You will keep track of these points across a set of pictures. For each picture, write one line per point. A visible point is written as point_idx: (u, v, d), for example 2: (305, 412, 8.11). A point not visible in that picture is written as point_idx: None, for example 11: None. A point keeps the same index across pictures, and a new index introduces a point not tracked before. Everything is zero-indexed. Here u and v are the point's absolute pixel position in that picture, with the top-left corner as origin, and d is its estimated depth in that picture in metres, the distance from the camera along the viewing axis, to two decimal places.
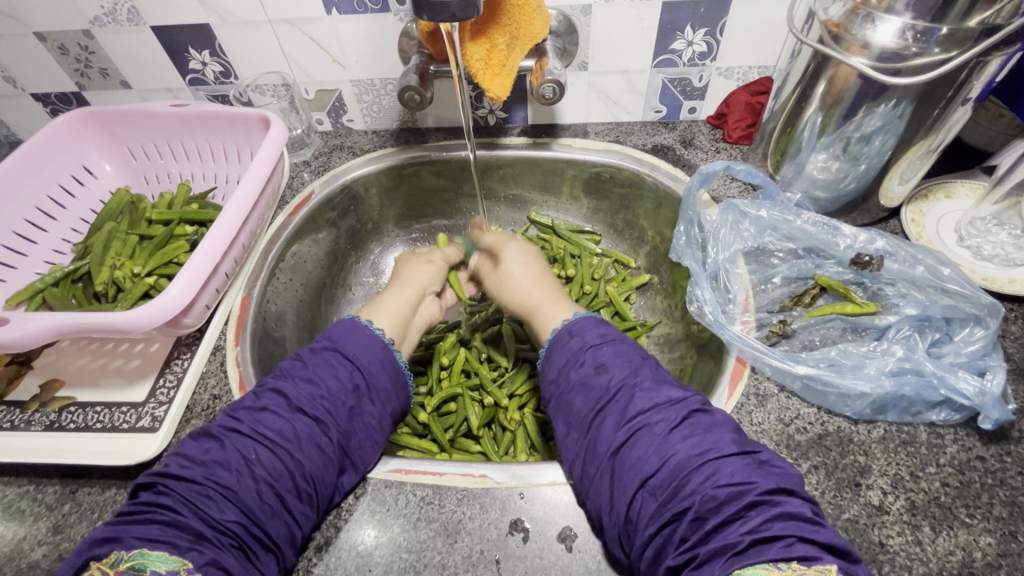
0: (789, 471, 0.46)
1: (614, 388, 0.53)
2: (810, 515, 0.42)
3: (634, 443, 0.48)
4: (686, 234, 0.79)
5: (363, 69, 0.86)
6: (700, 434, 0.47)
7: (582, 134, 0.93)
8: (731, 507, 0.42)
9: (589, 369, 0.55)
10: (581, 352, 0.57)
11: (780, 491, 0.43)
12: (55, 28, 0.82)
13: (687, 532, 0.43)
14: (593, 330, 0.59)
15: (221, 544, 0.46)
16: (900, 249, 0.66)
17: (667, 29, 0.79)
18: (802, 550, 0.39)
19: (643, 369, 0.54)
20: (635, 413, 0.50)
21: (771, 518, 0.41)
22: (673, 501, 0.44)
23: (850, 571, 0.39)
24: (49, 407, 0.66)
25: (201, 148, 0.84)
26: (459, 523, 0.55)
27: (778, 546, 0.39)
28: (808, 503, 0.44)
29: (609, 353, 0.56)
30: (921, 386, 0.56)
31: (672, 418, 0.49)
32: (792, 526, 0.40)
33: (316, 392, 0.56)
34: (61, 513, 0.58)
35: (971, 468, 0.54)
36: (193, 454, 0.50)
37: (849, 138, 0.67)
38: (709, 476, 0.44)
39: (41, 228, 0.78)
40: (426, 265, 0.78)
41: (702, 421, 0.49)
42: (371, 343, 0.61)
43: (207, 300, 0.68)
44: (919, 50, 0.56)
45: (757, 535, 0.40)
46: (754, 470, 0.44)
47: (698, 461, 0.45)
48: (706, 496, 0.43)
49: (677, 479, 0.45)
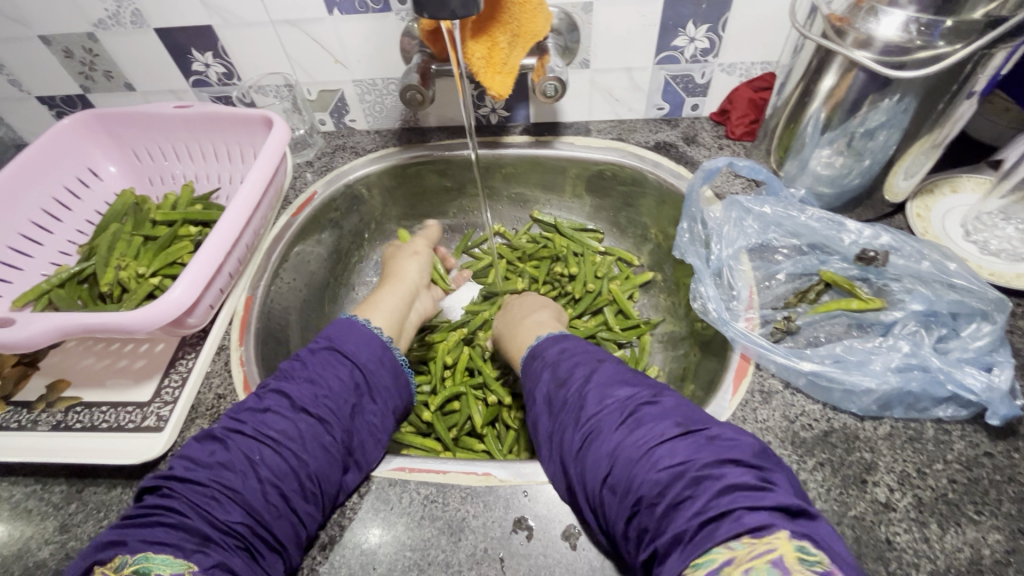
0: (739, 442, 0.45)
1: (575, 394, 0.55)
2: (756, 482, 0.41)
3: (590, 445, 0.50)
4: (690, 231, 0.78)
5: (365, 69, 0.86)
6: (647, 423, 0.48)
7: (585, 132, 0.92)
8: (677, 488, 0.42)
9: (551, 383, 0.58)
10: (542, 370, 0.61)
11: (719, 465, 0.43)
12: (59, 32, 0.83)
13: (648, 523, 0.43)
14: (552, 347, 0.63)
15: (227, 545, 0.46)
16: (905, 244, 0.66)
17: (669, 26, 0.78)
18: (752, 521, 0.38)
19: (597, 371, 0.56)
20: (587, 417, 0.52)
21: (716, 495, 0.40)
22: (629, 493, 0.44)
23: (807, 531, 0.38)
24: (55, 407, 0.66)
25: (205, 149, 0.84)
26: (463, 521, 0.54)
27: (727, 524, 0.38)
28: (756, 470, 0.43)
29: (568, 363, 0.59)
30: (928, 381, 0.55)
31: (619, 415, 0.50)
32: (741, 498, 0.39)
33: (318, 392, 0.56)
34: (68, 512, 0.58)
35: (979, 464, 0.53)
36: (198, 456, 0.50)
37: (853, 133, 0.67)
38: (654, 462, 0.44)
39: (46, 229, 0.79)
40: (415, 261, 0.84)
41: (650, 411, 0.49)
42: (370, 343, 0.64)
43: (211, 300, 0.68)
44: (923, 43, 0.55)
45: (705, 517, 0.39)
46: (699, 449, 0.44)
47: (642, 451, 0.46)
48: (651, 483, 0.43)
49: (629, 471, 0.45)
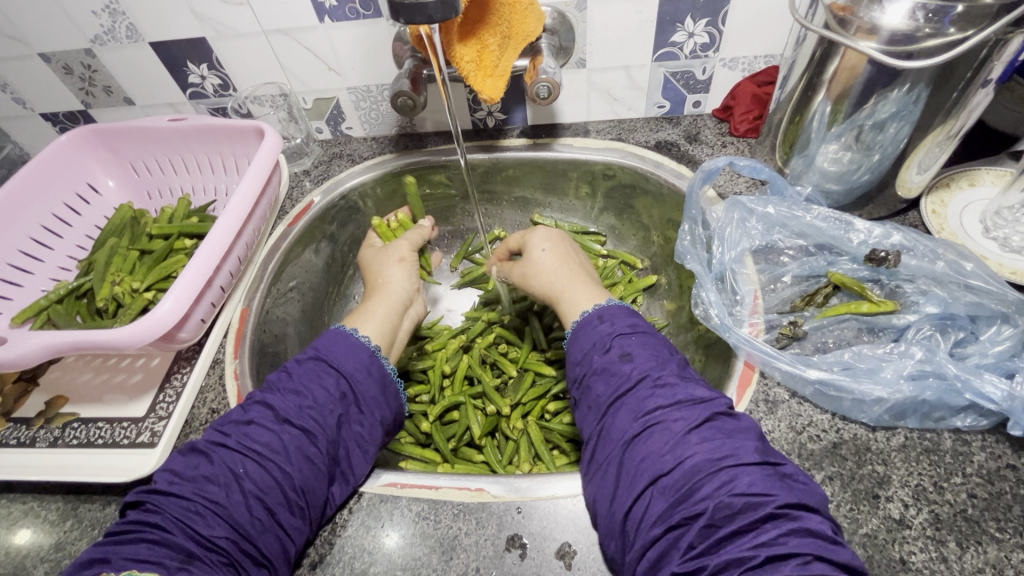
0: (812, 488, 0.44)
1: (636, 376, 0.52)
2: (830, 532, 0.40)
3: (648, 438, 0.47)
4: (691, 233, 0.75)
5: (359, 76, 0.85)
6: (722, 438, 0.46)
7: (584, 133, 0.90)
8: (747, 517, 0.40)
9: (615, 358, 0.54)
10: (609, 338, 0.56)
11: (796, 506, 0.41)
12: (57, 49, 0.83)
13: (696, 540, 0.41)
14: (623, 319, 0.58)
15: (211, 561, 0.45)
16: (918, 244, 0.62)
17: (667, 21, 0.76)
18: (819, 568, 0.37)
19: (669, 364, 0.53)
20: (656, 407, 0.49)
21: (787, 533, 0.39)
22: (684, 504, 0.43)
23: None
24: (53, 424, 0.67)
25: (200, 161, 0.84)
26: (455, 539, 0.53)
27: (794, 564, 0.38)
28: (828, 521, 0.42)
29: (636, 343, 0.55)
30: (944, 390, 0.52)
31: (693, 419, 0.47)
32: (812, 544, 0.39)
33: (302, 403, 0.55)
34: (63, 529, 0.58)
35: (1001, 478, 0.50)
36: (182, 470, 0.50)
37: (862, 126, 0.64)
38: (726, 483, 0.42)
39: (45, 245, 0.79)
40: (398, 265, 0.76)
41: (724, 426, 0.47)
42: (357, 351, 0.60)
43: (203, 314, 0.68)
44: (932, 31, 0.52)
45: (772, 552, 0.38)
46: (774, 482, 0.42)
47: (716, 467, 0.43)
48: (721, 504, 0.41)
49: (691, 482, 0.43)
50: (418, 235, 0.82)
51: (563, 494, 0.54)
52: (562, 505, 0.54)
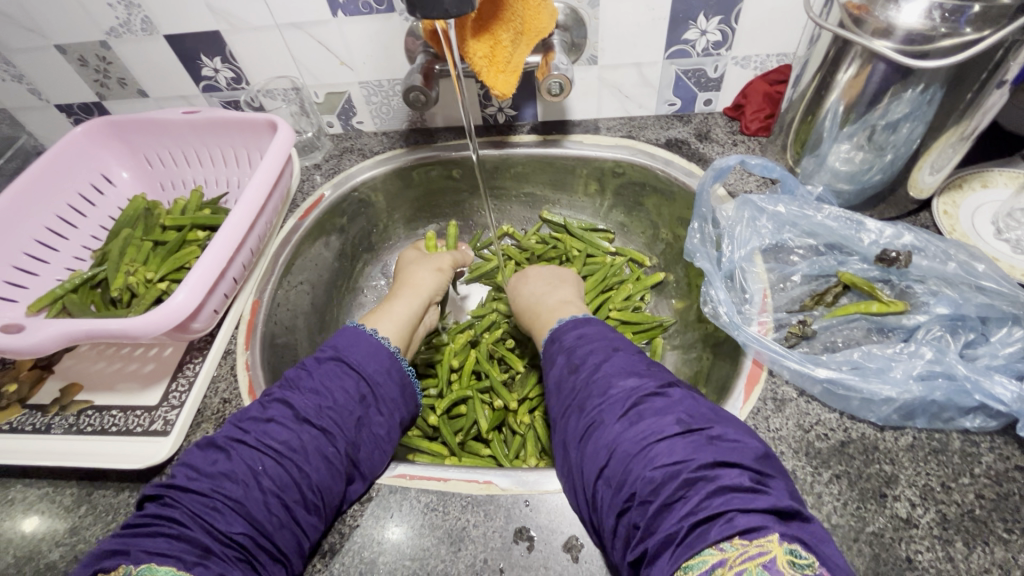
0: (743, 445, 0.43)
1: (580, 381, 0.53)
2: (749, 483, 0.40)
3: (591, 435, 0.49)
4: (700, 231, 0.75)
5: (371, 71, 0.86)
6: (647, 418, 0.46)
7: (594, 130, 0.90)
8: (671, 487, 0.41)
9: (564, 369, 0.56)
10: (558, 352, 0.59)
11: (716, 466, 0.41)
12: (73, 40, 0.84)
13: (638, 519, 0.42)
14: (571, 330, 0.60)
15: (227, 557, 0.46)
16: (929, 244, 0.62)
17: (679, 19, 0.76)
18: (744, 523, 0.37)
19: (605, 362, 0.54)
20: (592, 405, 0.50)
21: (709, 496, 0.39)
22: (623, 489, 0.43)
23: (802, 538, 0.37)
24: (67, 411, 0.68)
25: (213, 154, 0.85)
26: (463, 530, 0.53)
27: (720, 525, 0.37)
28: (752, 472, 0.41)
29: (581, 350, 0.56)
30: (953, 391, 0.52)
31: (619, 407, 0.48)
32: (734, 500, 0.38)
33: (322, 403, 0.55)
34: (78, 514, 0.59)
35: (1010, 479, 0.50)
36: (201, 466, 0.50)
37: (875, 126, 0.63)
38: (650, 459, 0.43)
39: (61, 235, 0.80)
40: (433, 272, 0.78)
41: (653, 405, 0.48)
42: (377, 354, 0.62)
43: (216, 304, 0.69)
44: (948, 30, 0.52)
45: (698, 518, 0.38)
46: (699, 447, 0.43)
47: (642, 446, 0.44)
48: (645, 480, 0.42)
49: (625, 466, 0.44)
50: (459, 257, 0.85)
51: None
52: (570, 499, 0.54)
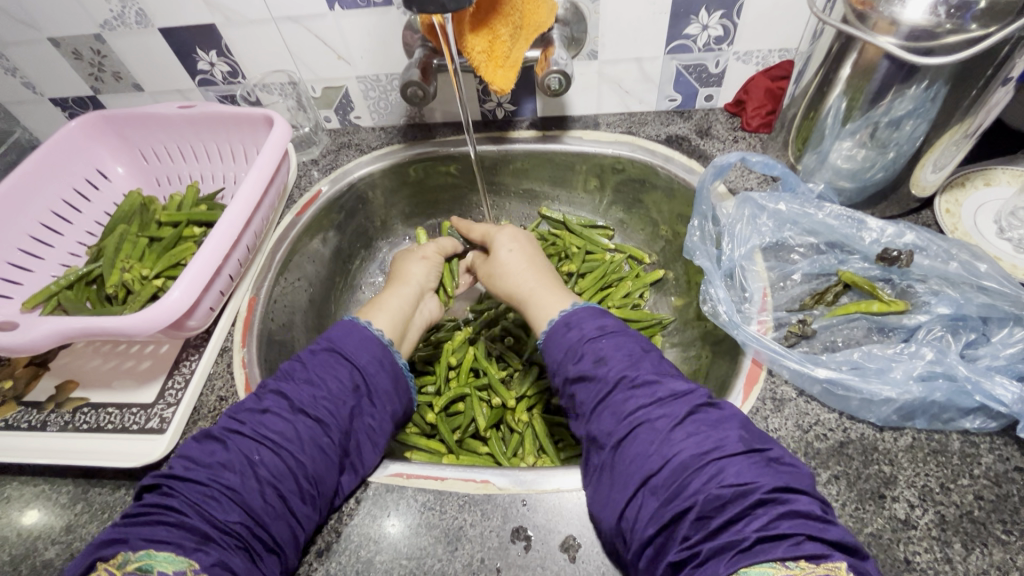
0: (799, 470, 0.44)
1: (613, 380, 0.52)
2: (819, 512, 0.41)
3: (634, 439, 0.48)
4: (700, 229, 0.74)
5: (368, 65, 0.85)
6: (705, 429, 0.46)
7: (594, 125, 0.89)
8: (736, 506, 0.41)
9: (588, 363, 0.54)
10: (580, 345, 0.56)
11: (784, 490, 0.41)
12: (66, 34, 0.83)
13: (689, 532, 0.41)
14: (591, 321, 0.58)
15: (227, 544, 0.45)
16: (931, 243, 0.62)
17: (680, 13, 0.75)
18: (811, 548, 0.38)
19: (643, 362, 0.53)
20: (635, 408, 0.49)
21: (777, 518, 0.39)
22: (676, 500, 0.43)
23: (860, 569, 0.38)
24: (63, 408, 0.67)
25: (209, 149, 0.84)
26: (460, 530, 0.53)
27: (786, 547, 0.38)
28: (817, 501, 0.42)
29: (609, 345, 0.55)
30: (953, 391, 0.52)
31: (676, 414, 0.47)
32: (802, 525, 0.39)
33: (317, 393, 0.55)
34: (74, 512, 0.59)
35: (1009, 480, 0.50)
36: (198, 456, 0.50)
37: (877, 123, 0.63)
38: (714, 474, 0.42)
39: (56, 231, 0.80)
40: (420, 261, 0.79)
41: (708, 416, 0.47)
42: (370, 344, 0.61)
43: (211, 302, 0.69)
44: (953, 26, 0.51)
45: (763, 536, 0.39)
46: (761, 468, 0.43)
47: (702, 460, 0.43)
48: (710, 495, 0.41)
49: (680, 477, 0.44)
50: (447, 242, 0.84)
51: (568, 487, 0.55)
52: (567, 498, 0.54)
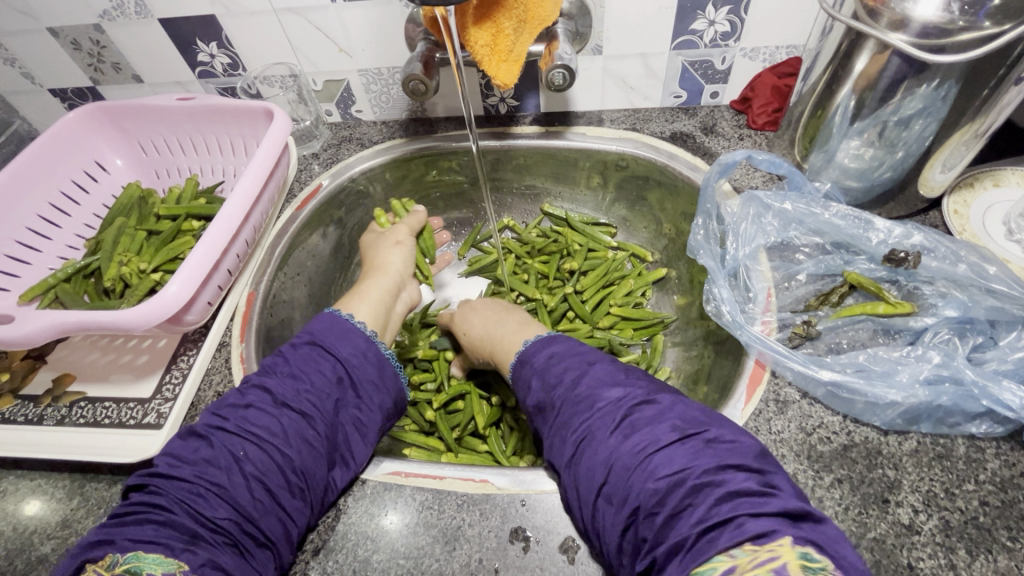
0: (739, 445, 0.43)
1: (559, 401, 0.52)
2: (757, 487, 0.39)
3: (581, 451, 0.47)
4: (704, 228, 0.73)
5: (370, 58, 0.84)
6: (641, 428, 0.45)
7: (597, 122, 0.88)
8: (677, 498, 0.40)
9: (540, 395, 0.54)
10: (531, 376, 0.57)
11: (721, 471, 0.40)
12: (66, 23, 0.82)
13: (646, 534, 0.41)
14: (540, 352, 0.58)
15: (216, 542, 0.45)
16: (940, 245, 0.61)
17: (687, 8, 0.74)
18: (754, 528, 0.36)
19: (586, 372, 0.53)
20: (579, 420, 0.49)
21: (717, 503, 0.38)
22: (625, 504, 0.42)
23: (810, 537, 0.36)
24: (60, 402, 0.67)
25: (209, 141, 0.83)
26: (458, 530, 0.53)
27: (729, 532, 0.36)
28: (759, 475, 0.41)
29: (556, 368, 0.55)
30: (960, 396, 0.51)
31: (614, 418, 0.47)
32: (742, 505, 0.38)
33: (300, 387, 0.55)
34: (70, 507, 0.58)
35: (1015, 486, 0.49)
36: (183, 454, 0.49)
37: (886, 122, 0.62)
38: (651, 471, 0.42)
39: (54, 224, 0.79)
40: (395, 247, 0.80)
41: (644, 413, 0.47)
42: (352, 336, 0.61)
43: (210, 296, 0.68)
44: (966, 24, 0.50)
45: (706, 525, 0.38)
46: (695, 454, 0.42)
47: (640, 459, 0.43)
48: (649, 493, 0.41)
49: (624, 481, 0.43)
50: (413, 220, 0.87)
51: None
52: None
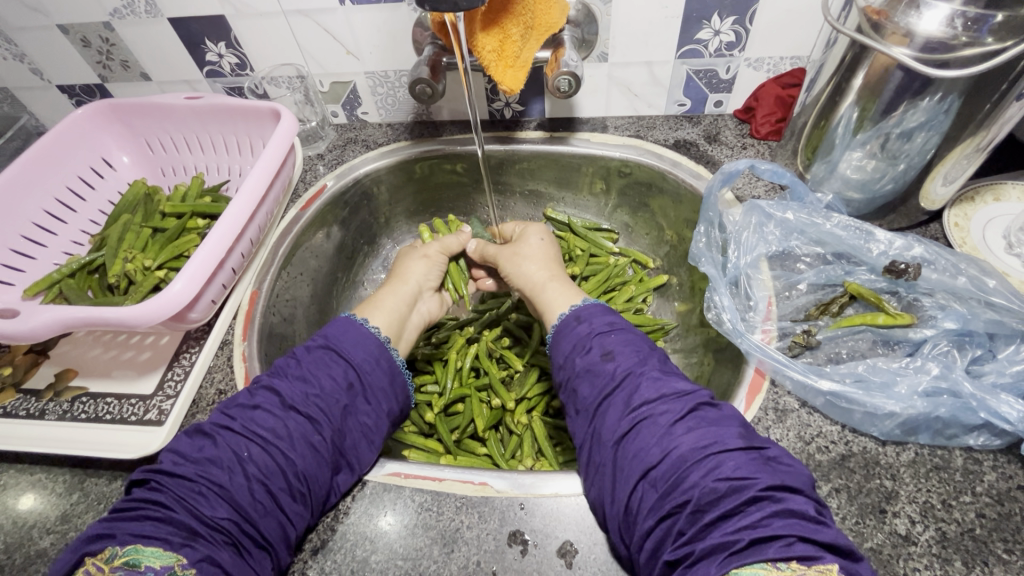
0: (797, 470, 0.44)
1: (620, 375, 0.52)
2: (814, 513, 0.40)
3: (637, 433, 0.47)
4: (706, 236, 0.74)
5: (377, 61, 0.85)
6: (705, 426, 0.46)
7: (602, 128, 0.89)
8: (731, 501, 0.40)
9: (597, 356, 0.55)
10: (589, 338, 0.56)
11: (780, 488, 0.41)
12: (75, 21, 0.83)
13: (685, 526, 0.41)
14: (601, 317, 0.58)
15: (215, 540, 0.45)
16: (940, 257, 0.61)
17: (693, 17, 0.74)
18: (802, 549, 0.37)
19: (651, 359, 0.53)
20: (641, 402, 0.49)
21: (771, 516, 0.39)
22: (672, 494, 0.43)
23: (851, 571, 0.37)
24: (62, 397, 0.67)
25: (216, 140, 0.84)
26: (456, 532, 0.53)
27: (777, 547, 0.37)
28: (812, 502, 0.42)
29: (617, 341, 0.55)
30: (958, 408, 0.51)
31: (678, 410, 0.47)
32: (795, 525, 0.38)
33: (309, 390, 0.55)
34: (70, 502, 0.59)
35: (1012, 499, 0.49)
36: (187, 451, 0.50)
37: (888, 134, 0.62)
38: (710, 469, 0.42)
39: (60, 219, 0.79)
40: (421, 260, 0.78)
41: (708, 415, 0.47)
42: (368, 343, 0.61)
43: (213, 295, 0.68)
44: (969, 39, 0.51)
45: (756, 535, 0.38)
46: (759, 465, 0.42)
47: (701, 454, 0.43)
48: (706, 489, 0.41)
49: (678, 471, 0.43)
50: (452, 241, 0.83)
51: (566, 492, 0.54)
52: (565, 504, 0.53)
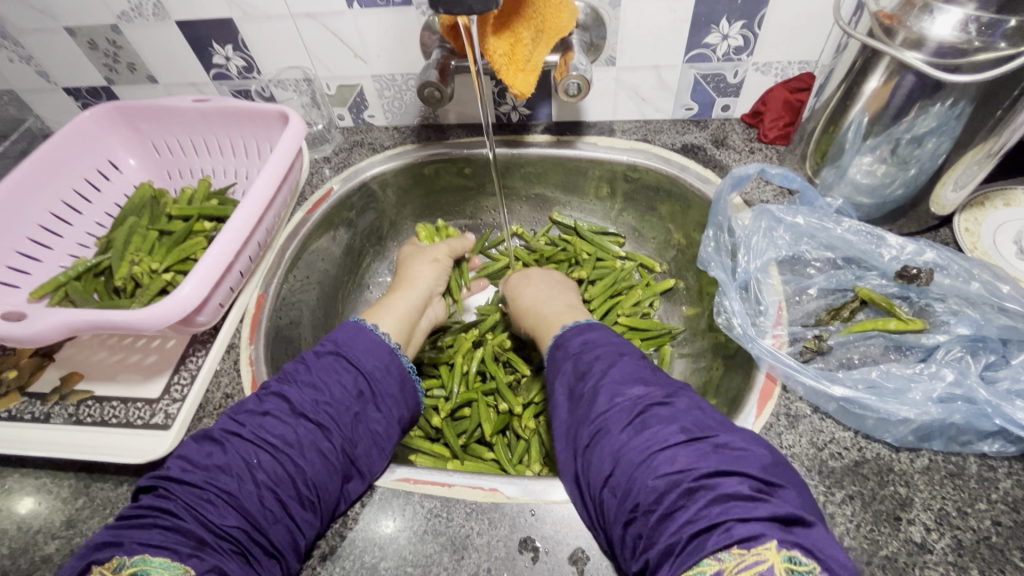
0: (751, 452, 0.42)
1: (586, 390, 0.52)
2: (750, 491, 0.39)
3: (594, 443, 0.47)
4: (715, 239, 0.74)
5: (384, 64, 0.84)
6: (651, 425, 0.45)
7: (608, 132, 0.89)
8: (672, 497, 0.40)
9: (570, 376, 0.55)
10: (563, 360, 0.57)
11: (716, 473, 0.40)
12: (83, 23, 0.83)
13: (643, 530, 0.41)
14: (575, 338, 0.58)
15: (223, 549, 0.45)
16: (952, 263, 0.61)
17: (701, 22, 0.74)
18: (742, 532, 0.36)
19: (613, 365, 0.52)
20: (597, 413, 0.49)
21: (709, 505, 0.38)
22: (626, 499, 0.43)
23: (808, 547, 0.36)
24: (67, 400, 0.67)
25: (223, 143, 0.84)
26: (467, 538, 0.52)
27: (716, 537, 0.37)
28: (760, 480, 0.40)
29: (585, 357, 0.55)
30: (973, 414, 0.51)
31: (625, 414, 0.47)
32: (733, 508, 0.37)
33: (319, 397, 0.54)
34: (75, 507, 0.58)
35: None
36: (195, 458, 0.49)
37: (899, 140, 0.63)
38: (652, 468, 0.42)
39: (66, 222, 0.79)
40: (430, 264, 0.78)
41: (658, 413, 0.46)
42: (378, 350, 0.61)
43: (221, 298, 0.68)
44: (982, 44, 0.51)
45: (696, 529, 0.38)
46: (702, 455, 0.42)
47: (643, 455, 0.43)
48: (648, 490, 0.41)
49: (627, 475, 0.43)
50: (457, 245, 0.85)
51: None
52: (577, 510, 0.53)
